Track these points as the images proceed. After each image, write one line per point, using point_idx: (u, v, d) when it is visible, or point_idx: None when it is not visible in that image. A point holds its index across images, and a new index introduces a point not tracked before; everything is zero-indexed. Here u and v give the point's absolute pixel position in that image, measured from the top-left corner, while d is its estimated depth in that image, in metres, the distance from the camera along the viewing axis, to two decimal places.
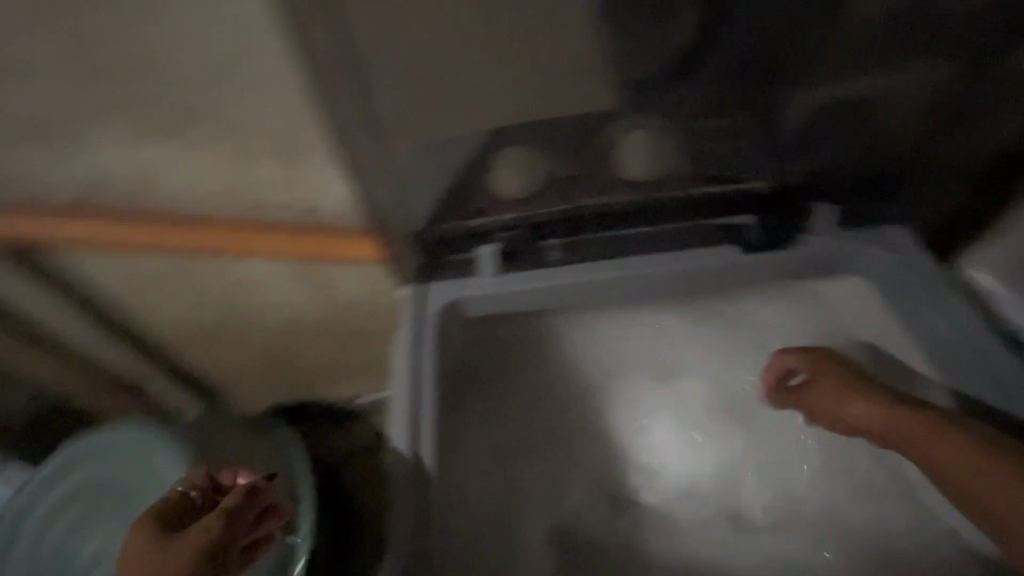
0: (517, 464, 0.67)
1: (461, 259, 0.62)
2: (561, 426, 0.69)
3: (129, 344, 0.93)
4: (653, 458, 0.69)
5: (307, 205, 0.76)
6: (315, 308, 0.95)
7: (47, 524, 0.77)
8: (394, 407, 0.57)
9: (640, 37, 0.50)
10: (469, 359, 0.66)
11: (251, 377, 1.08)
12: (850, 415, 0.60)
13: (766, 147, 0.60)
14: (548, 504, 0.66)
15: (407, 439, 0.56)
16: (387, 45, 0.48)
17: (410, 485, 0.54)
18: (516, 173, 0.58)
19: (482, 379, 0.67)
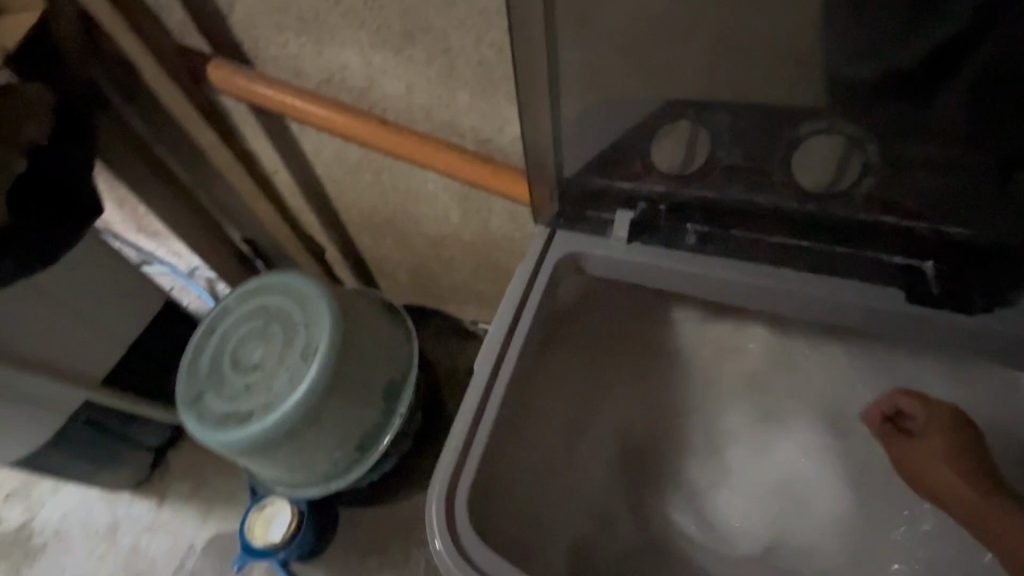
0: (586, 424, 0.67)
1: (596, 219, 0.60)
2: (643, 417, 0.69)
3: (320, 217, 1.13)
4: (727, 480, 0.66)
5: (484, 138, 0.83)
6: (467, 232, 1.04)
7: (217, 326, 0.93)
8: (490, 334, 0.57)
9: (885, 33, 0.44)
10: (570, 318, 0.66)
11: (400, 274, 1.25)
12: (941, 472, 0.56)
13: (1000, 197, 0.48)
14: (601, 481, 0.66)
15: (494, 356, 0.56)
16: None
17: (480, 395, 0.55)
18: (679, 146, 0.56)
19: (574, 343, 0.67)
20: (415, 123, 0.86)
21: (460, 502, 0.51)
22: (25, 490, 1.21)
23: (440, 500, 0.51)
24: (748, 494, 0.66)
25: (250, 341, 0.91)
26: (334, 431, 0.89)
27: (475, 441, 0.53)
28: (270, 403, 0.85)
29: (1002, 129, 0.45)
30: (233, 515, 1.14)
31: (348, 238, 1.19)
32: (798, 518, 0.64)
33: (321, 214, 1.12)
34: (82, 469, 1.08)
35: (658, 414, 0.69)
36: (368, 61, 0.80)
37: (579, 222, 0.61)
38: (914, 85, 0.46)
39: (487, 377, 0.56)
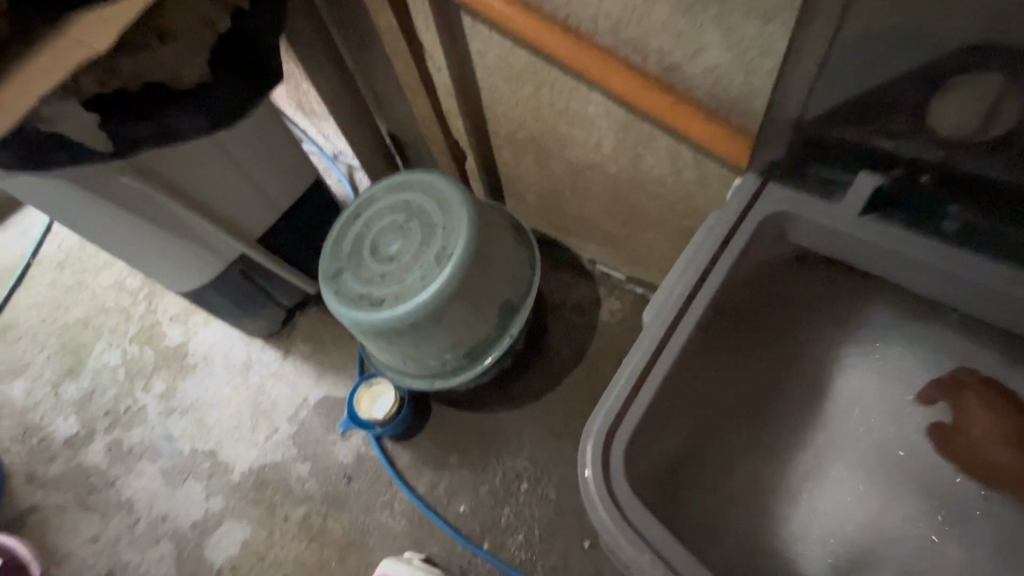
0: (738, 390, 0.66)
1: (834, 178, 0.62)
2: (798, 404, 0.66)
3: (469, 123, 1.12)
4: (877, 485, 0.62)
5: (668, 64, 0.75)
6: (615, 168, 0.98)
7: (362, 212, 0.97)
8: (672, 291, 0.61)
9: None
10: (753, 283, 0.66)
11: (531, 196, 1.22)
12: (980, 446, 0.61)
13: None
14: (744, 454, 0.65)
15: (675, 310, 0.59)
16: None
17: (656, 344, 0.58)
18: (963, 113, 0.51)
19: (751, 307, 0.67)
20: (596, 35, 0.78)
21: (613, 444, 0.56)
22: (185, 316, 1.42)
23: (596, 440, 0.55)
24: (897, 506, 0.61)
25: (390, 234, 0.94)
26: (452, 334, 0.92)
27: (640, 394, 0.57)
28: (403, 295, 0.88)
29: None
30: (343, 382, 1.27)
31: (489, 149, 1.17)
32: (950, 538, 0.59)
33: (472, 119, 1.11)
34: (232, 311, 1.24)
35: (811, 405, 0.66)
36: None
37: (803, 178, 0.63)
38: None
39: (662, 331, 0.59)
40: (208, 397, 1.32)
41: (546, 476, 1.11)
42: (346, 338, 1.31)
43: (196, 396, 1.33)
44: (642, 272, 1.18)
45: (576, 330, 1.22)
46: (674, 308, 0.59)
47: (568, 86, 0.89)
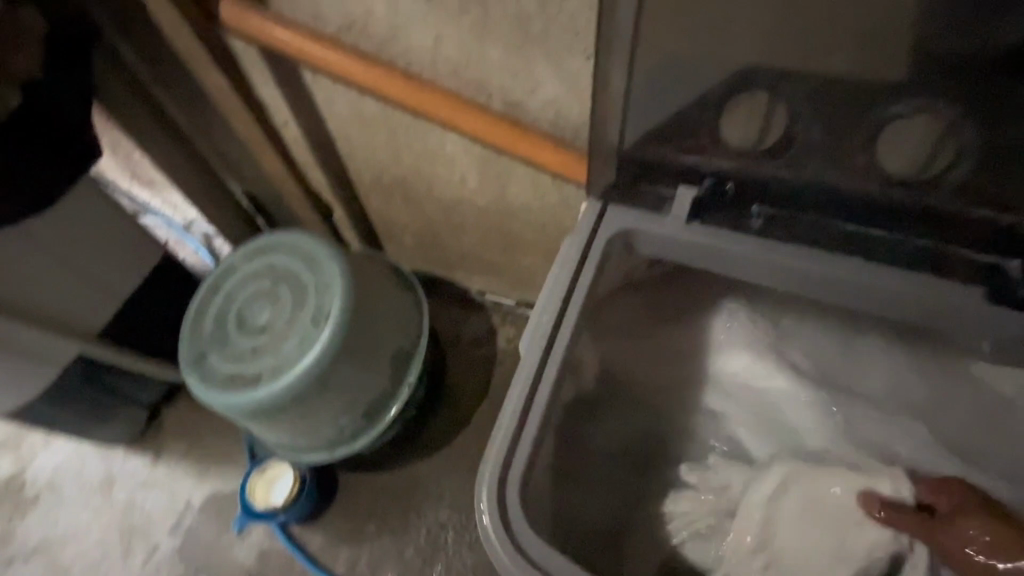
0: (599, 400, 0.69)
1: (658, 193, 0.58)
2: (664, 397, 0.73)
3: (329, 175, 1.08)
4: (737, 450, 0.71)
5: (510, 102, 0.79)
6: (483, 202, 1.00)
7: (222, 284, 0.89)
8: (546, 309, 0.59)
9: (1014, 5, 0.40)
10: (622, 284, 0.66)
11: (408, 239, 1.21)
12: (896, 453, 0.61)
13: None
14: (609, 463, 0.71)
15: (552, 324, 0.58)
16: None
17: (537, 364, 0.57)
18: (750, 125, 0.53)
19: (622, 307, 0.67)
20: (437, 79, 0.81)
21: (512, 484, 0.54)
22: (16, 441, 1.18)
23: (491, 481, 0.53)
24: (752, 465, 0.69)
25: (258, 302, 0.87)
26: (344, 397, 0.87)
27: (537, 395, 0.56)
28: (279, 367, 0.82)
29: None
30: (231, 474, 1.13)
31: (356, 199, 1.14)
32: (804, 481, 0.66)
33: (331, 170, 1.07)
34: (76, 422, 1.05)
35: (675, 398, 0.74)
36: (394, 6, 0.74)
37: (634, 193, 0.59)
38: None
39: (542, 352, 0.57)
40: (61, 531, 1.10)
41: (473, 521, 1.07)
42: (227, 425, 1.17)
43: (46, 534, 1.10)
44: (531, 295, 1.21)
45: (477, 363, 1.21)
46: (550, 321, 0.58)
47: (422, 129, 0.90)
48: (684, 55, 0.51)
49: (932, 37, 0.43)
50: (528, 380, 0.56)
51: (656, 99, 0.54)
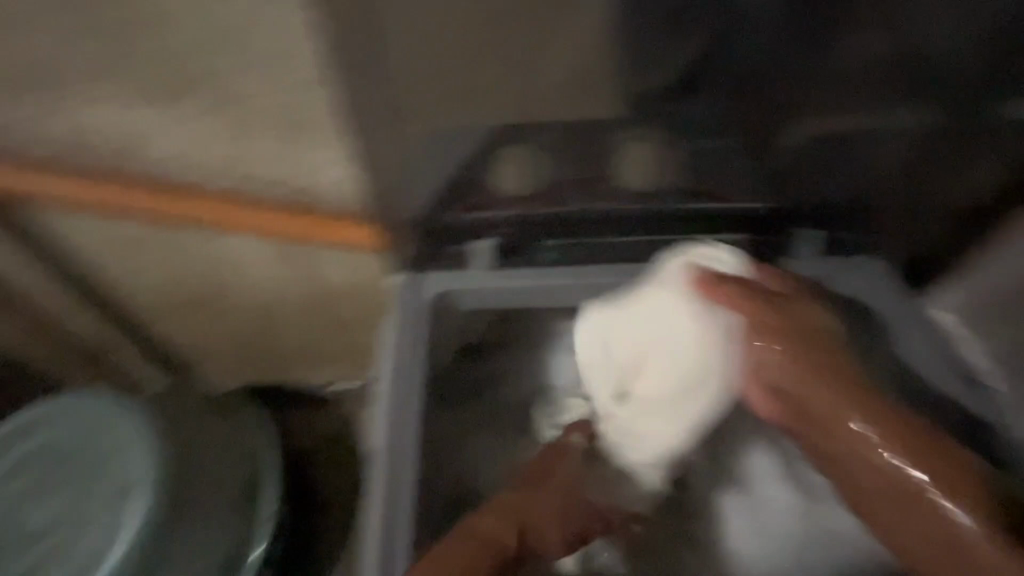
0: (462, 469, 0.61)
1: (456, 253, 0.60)
2: None
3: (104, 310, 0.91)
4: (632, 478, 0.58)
5: (297, 191, 0.74)
6: (300, 295, 0.92)
7: None
8: (381, 404, 0.56)
9: (671, 36, 0.48)
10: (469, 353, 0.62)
11: (223, 359, 1.05)
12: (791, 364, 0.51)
13: (784, 170, 0.55)
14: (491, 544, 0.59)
15: (390, 409, 0.55)
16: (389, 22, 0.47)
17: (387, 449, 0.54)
18: (517, 174, 0.55)
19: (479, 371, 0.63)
20: (207, 183, 0.73)
21: None
22: None
23: None
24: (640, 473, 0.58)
25: None
26: None
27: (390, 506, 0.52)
28: (86, 569, 0.65)
29: (764, 108, 0.51)
30: None
31: (145, 330, 0.97)
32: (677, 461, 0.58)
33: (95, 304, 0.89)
34: None
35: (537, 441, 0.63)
36: (136, 115, 0.67)
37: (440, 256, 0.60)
38: (706, 73, 0.50)
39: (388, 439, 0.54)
40: None
41: None
42: None
43: None
44: None
45: None
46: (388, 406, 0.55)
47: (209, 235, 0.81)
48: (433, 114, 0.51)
49: (627, 70, 0.50)
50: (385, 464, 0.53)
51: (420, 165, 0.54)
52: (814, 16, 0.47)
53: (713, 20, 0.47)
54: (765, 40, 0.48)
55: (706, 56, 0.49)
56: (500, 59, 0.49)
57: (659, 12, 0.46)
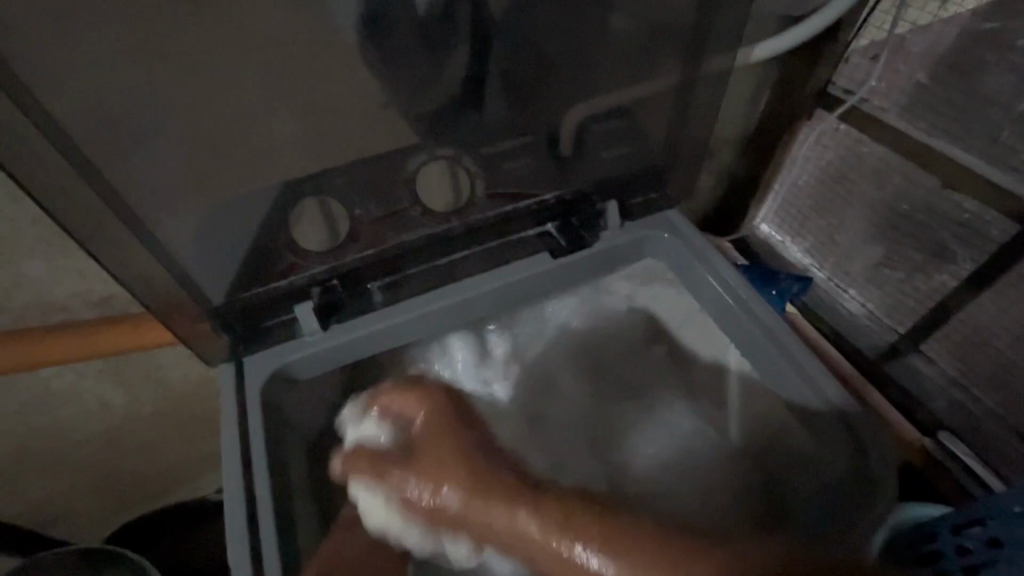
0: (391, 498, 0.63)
1: (280, 323, 0.54)
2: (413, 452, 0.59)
3: None
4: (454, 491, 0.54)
5: (99, 303, 0.66)
6: (147, 415, 0.83)
7: None
8: (238, 538, 0.46)
9: (418, 65, 0.46)
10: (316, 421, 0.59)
11: (78, 505, 0.91)
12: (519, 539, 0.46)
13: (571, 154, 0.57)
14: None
15: (241, 471, 0.48)
16: (108, 110, 0.39)
17: (245, 497, 0.47)
18: (320, 227, 0.51)
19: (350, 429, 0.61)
20: None
21: None
22: None
23: None
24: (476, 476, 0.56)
25: None
26: None
27: None
28: None
29: (530, 104, 0.53)
30: None
31: None
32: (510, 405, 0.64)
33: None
34: None
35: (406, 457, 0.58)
36: None
37: (258, 335, 0.53)
38: (469, 87, 0.50)
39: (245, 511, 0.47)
40: None
41: None
42: None
43: None
44: None
45: None
46: (240, 456, 0.49)
47: (18, 382, 0.72)
48: (219, 204, 0.47)
49: (392, 104, 0.48)
50: (243, 523, 0.46)
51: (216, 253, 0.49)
52: (541, 18, 0.48)
53: (453, 41, 0.46)
54: (514, 48, 0.49)
55: (458, 77, 0.49)
56: (257, 124, 0.45)
57: (399, 45, 0.45)
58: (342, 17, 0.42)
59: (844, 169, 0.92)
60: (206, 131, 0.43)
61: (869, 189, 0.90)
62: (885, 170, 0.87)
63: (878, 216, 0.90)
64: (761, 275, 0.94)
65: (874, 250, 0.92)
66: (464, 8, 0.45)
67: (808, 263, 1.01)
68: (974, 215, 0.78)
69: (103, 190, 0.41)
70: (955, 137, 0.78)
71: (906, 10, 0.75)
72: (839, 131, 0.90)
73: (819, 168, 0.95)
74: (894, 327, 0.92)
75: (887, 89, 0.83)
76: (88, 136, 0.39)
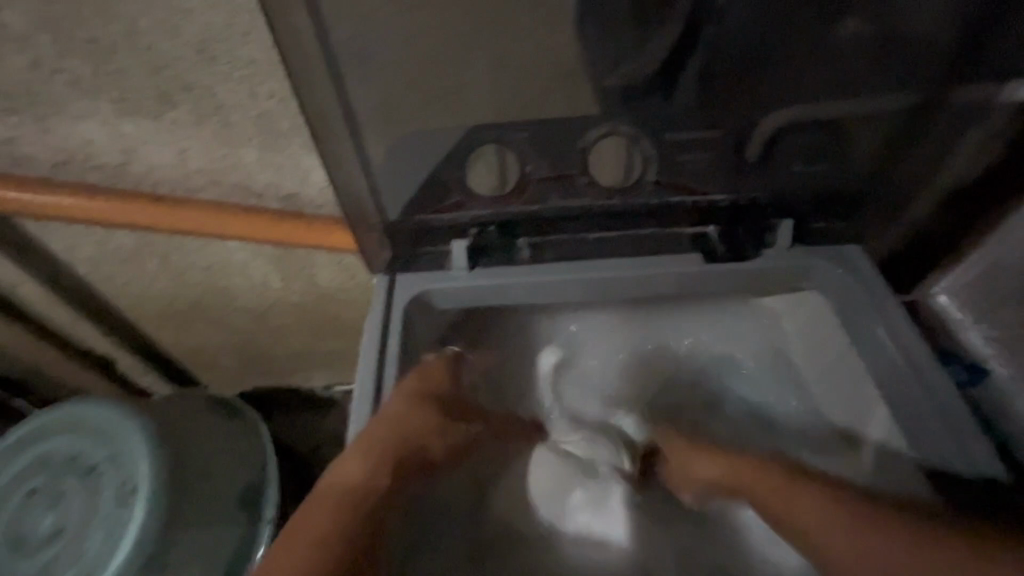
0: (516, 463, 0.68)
1: (433, 253, 0.58)
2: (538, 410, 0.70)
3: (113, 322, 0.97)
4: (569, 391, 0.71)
5: (287, 198, 0.77)
6: (293, 304, 0.96)
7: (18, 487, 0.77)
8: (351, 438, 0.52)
9: (629, 36, 0.46)
10: None
11: (224, 360, 1.08)
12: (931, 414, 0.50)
13: (757, 159, 0.53)
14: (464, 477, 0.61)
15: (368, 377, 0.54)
16: (354, 27, 0.45)
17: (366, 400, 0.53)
18: (491, 174, 0.54)
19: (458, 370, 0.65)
20: (201, 191, 0.76)
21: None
22: None
23: None
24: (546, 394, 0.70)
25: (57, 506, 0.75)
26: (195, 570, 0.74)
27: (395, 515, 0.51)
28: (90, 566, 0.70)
29: (730, 98, 0.50)
30: None
31: (154, 333, 1.01)
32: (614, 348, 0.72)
33: (92, 306, 0.94)
34: None
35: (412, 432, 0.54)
36: (123, 131, 0.69)
37: (412, 259, 0.58)
38: (675, 67, 0.48)
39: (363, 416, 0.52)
40: None
41: None
42: None
43: None
44: None
45: None
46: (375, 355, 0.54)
47: (211, 246, 0.86)
48: (413, 132, 0.52)
49: (593, 71, 0.48)
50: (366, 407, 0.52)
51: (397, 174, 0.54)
52: (772, 9, 0.45)
53: (674, 17, 0.45)
54: (731, 38, 0.47)
55: (663, 55, 0.47)
56: (467, 65, 0.48)
57: (619, 8, 0.45)
58: None
59: None
60: (423, 62, 0.47)
61: None
62: None
63: None
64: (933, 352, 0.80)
65: None
66: None
67: None
68: None
69: (331, 98, 0.48)
70: None
71: None
72: None
73: None
74: None
75: None
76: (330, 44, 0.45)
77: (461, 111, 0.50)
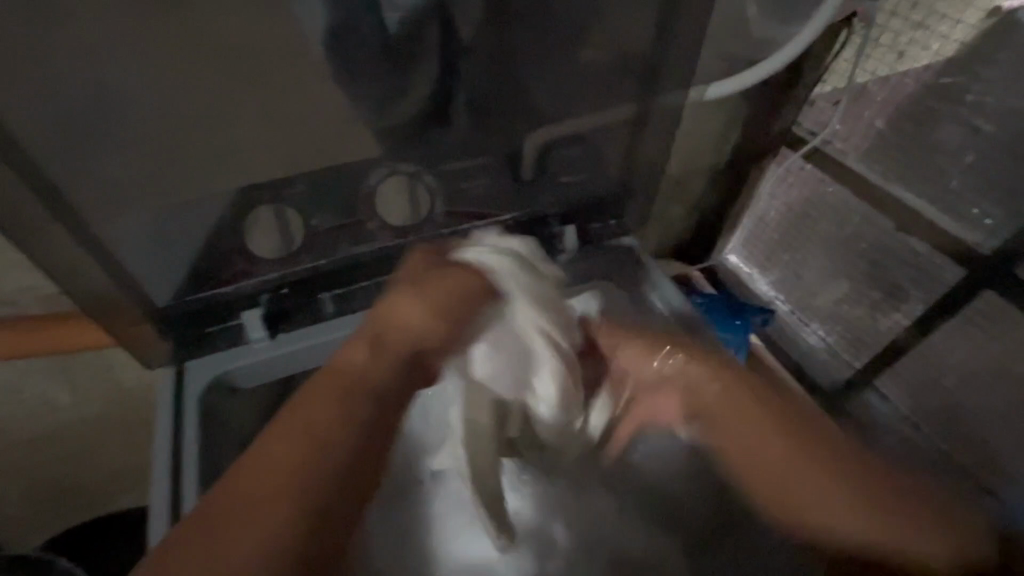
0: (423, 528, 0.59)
1: (225, 330, 0.53)
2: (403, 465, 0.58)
3: None
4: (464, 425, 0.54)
5: (48, 301, 0.65)
6: (94, 417, 0.81)
7: None
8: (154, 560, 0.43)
9: (383, 81, 0.47)
10: None
11: (15, 509, 0.87)
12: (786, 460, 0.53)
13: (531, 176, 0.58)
14: None
15: (169, 488, 0.47)
16: (63, 107, 0.39)
17: (169, 514, 0.46)
18: (272, 235, 0.51)
19: None
20: None
21: None
22: None
23: None
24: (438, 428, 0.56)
25: None
26: None
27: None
28: None
29: (494, 125, 0.54)
30: None
31: None
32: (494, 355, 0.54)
33: None
34: None
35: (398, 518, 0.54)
36: None
37: (201, 343, 0.53)
38: (436, 103, 0.50)
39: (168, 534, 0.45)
40: None
41: None
42: None
43: None
44: None
45: None
46: (167, 463, 0.48)
47: None
48: (173, 206, 0.47)
49: (359, 118, 0.49)
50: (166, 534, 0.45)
51: (168, 254, 0.49)
52: (507, 45, 0.50)
53: (421, 59, 0.47)
54: (480, 72, 0.50)
55: (424, 94, 0.49)
56: (218, 129, 0.45)
57: (366, 60, 0.46)
58: (311, 37, 0.43)
59: (805, 206, 0.95)
60: (163, 132, 0.43)
61: (830, 228, 0.93)
62: (844, 210, 0.90)
63: (841, 254, 0.92)
64: (726, 307, 0.95)
65: (833, 285, 0.95)
66: (435, 30, 0.46)
67: (773, 296, 1.04)
68: (930, 259, 0.81)
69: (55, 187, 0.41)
70: (910, 183, 0.82)
71: (866, 61, 0.78)
72: (805, 170, 0.94)
73: (784, 204, 0.98)
74: (851, 362, 0.95)
75: (848, 133, 0.86)
76: (32, 124, 0.39)
77: (225, 175, 0.47)
